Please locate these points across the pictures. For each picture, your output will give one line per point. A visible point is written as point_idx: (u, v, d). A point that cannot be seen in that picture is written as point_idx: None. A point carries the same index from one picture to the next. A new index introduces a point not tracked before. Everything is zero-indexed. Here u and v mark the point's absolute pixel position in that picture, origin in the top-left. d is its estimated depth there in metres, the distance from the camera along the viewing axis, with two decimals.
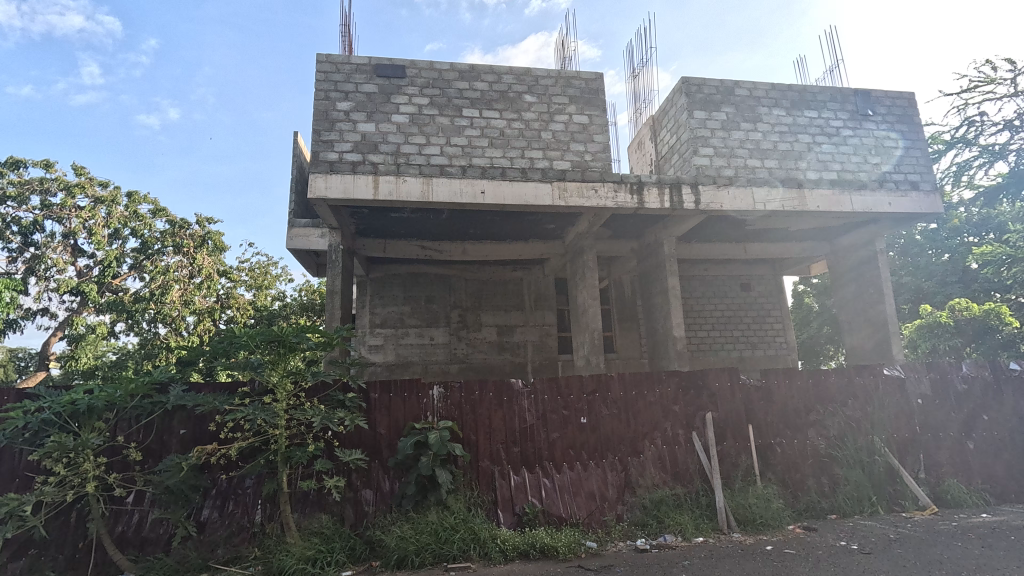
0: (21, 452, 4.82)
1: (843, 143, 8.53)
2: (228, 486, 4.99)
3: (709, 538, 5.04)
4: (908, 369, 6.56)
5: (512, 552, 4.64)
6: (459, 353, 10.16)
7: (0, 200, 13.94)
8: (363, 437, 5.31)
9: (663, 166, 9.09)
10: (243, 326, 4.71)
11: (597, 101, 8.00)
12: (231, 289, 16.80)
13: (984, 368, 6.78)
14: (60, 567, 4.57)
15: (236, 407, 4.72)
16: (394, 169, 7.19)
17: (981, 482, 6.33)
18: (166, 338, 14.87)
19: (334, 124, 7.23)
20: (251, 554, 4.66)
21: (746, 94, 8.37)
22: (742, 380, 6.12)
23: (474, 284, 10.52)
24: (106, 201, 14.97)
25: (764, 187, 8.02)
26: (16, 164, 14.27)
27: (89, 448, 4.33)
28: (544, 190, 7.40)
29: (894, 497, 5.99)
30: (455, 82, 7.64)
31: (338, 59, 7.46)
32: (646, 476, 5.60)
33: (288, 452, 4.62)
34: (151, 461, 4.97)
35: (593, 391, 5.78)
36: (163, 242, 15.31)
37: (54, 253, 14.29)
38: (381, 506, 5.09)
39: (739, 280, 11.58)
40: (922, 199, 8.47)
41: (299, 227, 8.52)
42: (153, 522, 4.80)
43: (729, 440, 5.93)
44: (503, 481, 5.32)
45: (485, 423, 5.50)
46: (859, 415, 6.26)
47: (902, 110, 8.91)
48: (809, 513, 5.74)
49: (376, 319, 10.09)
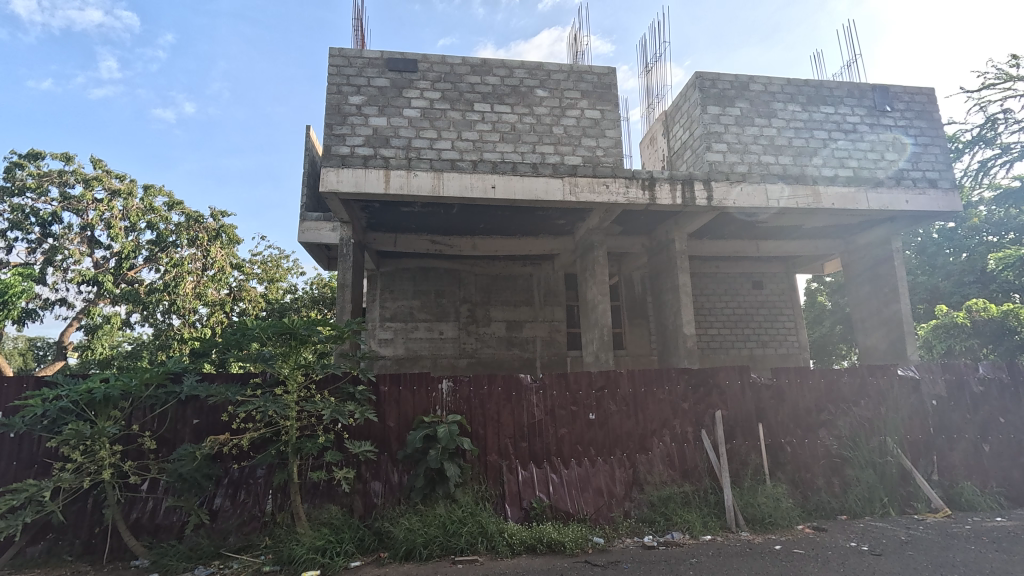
0: (40, 439, 4.92)
1: (860, 140, 8.41)
2: (240, 475, 5.06)
3: (716, 536, 5.05)
4: (924, 370, 6.47)
5: (519, 546, 4.67)
6: (469, 347, 10.21)
7: (21, 192, 14.15)
8: (372, 428, 5.35)
9: (675, 161, 9.04)
10: (254, 318, 4.72)
11: (609, 95, 7.95)
12: (244, 282, 16.97)
13: (1002, 369, 6.67)
14: (77, 551, 4.69)
15: (248, 397, 4.78)
16: (405, 163, 7.12)
17: (995, 485, 6.23)
18: (179, 329, 15.06)
19: (346, 118, 7.27)
20: (263, 543, 4.72)
21: (760, 90, 8.27)
22: (753, 378, 6.08)
23: (484, 279, 10.57)
24: (123, 193, 15.16)
25: (778, 183, 7.91)
26: (36, 157, 14.49)
27: (105, 436, 4.42)
28: (555, 185, 7.36)
29: (905, 499, 5.92)
30: (467, 77, 7.63)
31: (350, 52, 7.47)
32: (654, 473, 5.60)
33: (298, 444, 4.66)
34: (165, 450, 5.05)
35: (601, 388, 5.77)
36: (178, 235, 15.39)
37: (71, 244, 14.52)
38: (390, 498, 5.14)
39: (751, 278, 11.49)
40: (940, 197, 8.33)
41: (311, 221, 8.56)
42: (166, 510, 4.88)
43: (739, 438, 5.89)
44: (511, 475, 5.33)
45: (494, 418, 5.52)
46: (871, 415, 6.20)
47: (922, 106, 8.75)
48: (819, 513, 5.69)
49: (386, 312, 10.11)
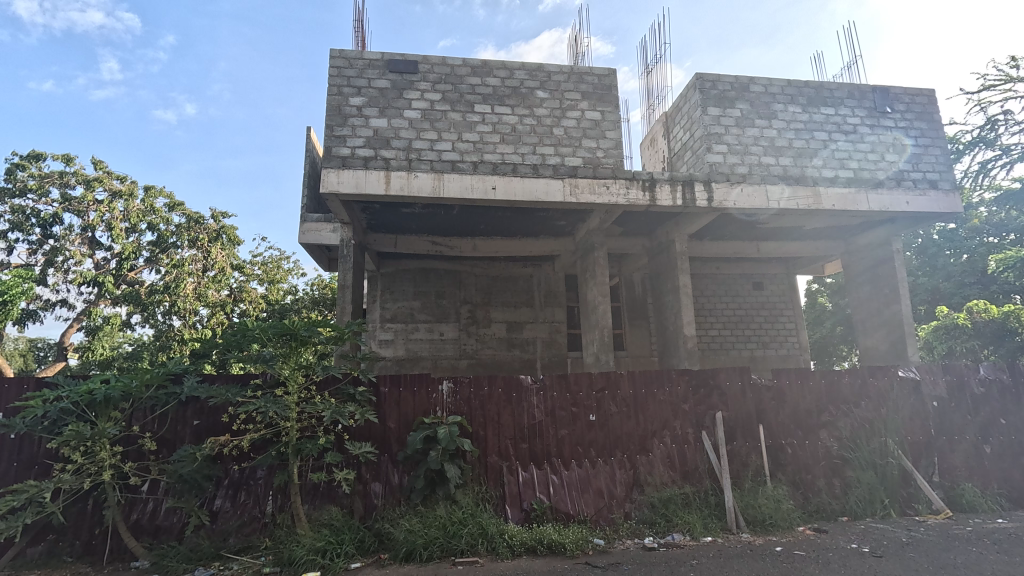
0: (40, 440, 4.92)
1: (860, 141, 8.41)
2: (240, 476, 5.06)
3: (717, 538, 5.04)
4: (924, 371, 6.46)
5: (519, 548, 4.66)
6: (469, 348, 10.20)
7: (22, 193, 14.17)
8: (373, 430, 5.35)
9: (675, 163, 9.04)
10: (255, 319, 4.72)
11: (610, 97, 7.95)
12: (244, 283, 16.98)
13: (1002, 371, 6.67)
14: (78, 552, 4.68)
15: (248, 399, 4.77)
16: (406, 165, 7.19)
17: (996, 486, 6.22)
18: (180, 330, 15.05)
19: (347, 120, 7.27)
20: (263, 544, 4.71)
21: (760, 91, 8.27)
22: (753, 380, 6.08)
23: (484, 280, 10.57)
24: (124, 194, 15.18)
25: (778, 185, 7.92)
26: (37, 158, 14.50)
27: (106, 437, 4.41)
28: (555, 187, 7.37)
29: (906, 500, 5.92)
30: (467, 78, 7.64)
31: (351, 54, 7.48)
32: (654, 474, 5.59)
33: (299, 445, 4.65)
34: (165, 451, 5.05)
35: (602, 389, 5.77)
36: (179, 236, 15.41)
37: (72, 245, 14.52)
38: (390, 499, 5.13)
39: (752, 279, 11.49)
40: (940, 198, 8.33)
41: (311, 222, 8.56)
42: (167, 511, 4.88)
43: (739, 440, 5.89)
44: (511, 476, 5.33)
45: (495, 419, 5.52)
46: (872, 416, 6.20)
47: (922, 107, 8.75)
48: (820, 515, 5.68)
49: (387, 314, 10.11)
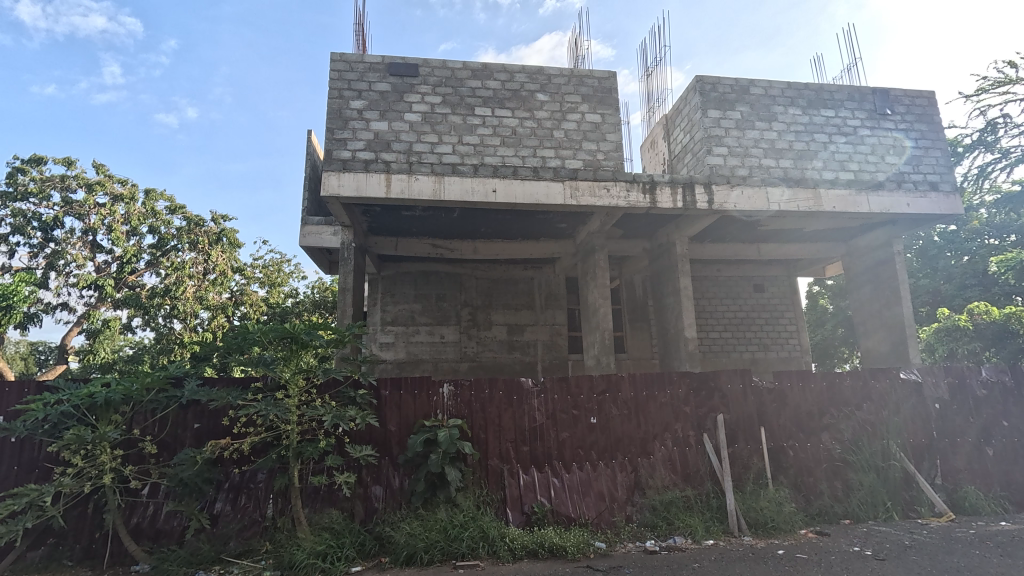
0: (41, 443, 4.92)
1: (860, 142, 8.42)
2: (241, 480, 5.05)
3: (719, 541, 5.01)
4: (926, 373, 6.45)
5: (521, 551, 4.65)
6: (469, 351, 10.19)
7: (23, 197, 14.20)
8: (373, 433, 5.34)
9: (675, 165, 9.06)
10: (256, 322, 4.72)
11: (610, 99, 7.96)
12: (245, 286, 16.98)
13: (1005, 373, 6.64)
14: (78, 556, 4.68)
15: (249, 402, 4.77)
16: (406, 167, 7.21)
17: (999, 489, 6.21)
18: (180, 333, 15.07)
19: (347, 123, 7.28)
20: (263, 548, 4.70)
21: (761, 93, 8.28)
22: (755, 382, 6.06)
23: (484, 283, 10.56)
24: (124, 198, 15.20)
25: (779, 187, 7.93)
26: (38, 161, 14.53)
27: (106, 441, 4.40)
28: (556, 189, 7.38)
29: (908, 503, 5.90)
30: (468, 81, 7.65)
31: (352, 57, 7.50)
32: (655, 477, 5.57)
33: (299, 448, 4.65)
34: (165, 455, 5.04)
35: (603, 391, 5.76)
36: (180, 239, 15.43)
37: (73, 249, 14.55)
38: (391, 503, 5.12)
39: (752, 282, 11.48)
40: (941, 199, 8.33)
41: (312, 225, 8.53)
42: (167, 515, 4.88)
43: (741, 442, 5.88)
44: (512, 479, 5.31)
45: (496, 422, 5.51)
46: (874, 418, 6.18)
47: (922, 109, 8.75)
48: (822, 518, 5.65)
49: (387, 316, 10.13)
